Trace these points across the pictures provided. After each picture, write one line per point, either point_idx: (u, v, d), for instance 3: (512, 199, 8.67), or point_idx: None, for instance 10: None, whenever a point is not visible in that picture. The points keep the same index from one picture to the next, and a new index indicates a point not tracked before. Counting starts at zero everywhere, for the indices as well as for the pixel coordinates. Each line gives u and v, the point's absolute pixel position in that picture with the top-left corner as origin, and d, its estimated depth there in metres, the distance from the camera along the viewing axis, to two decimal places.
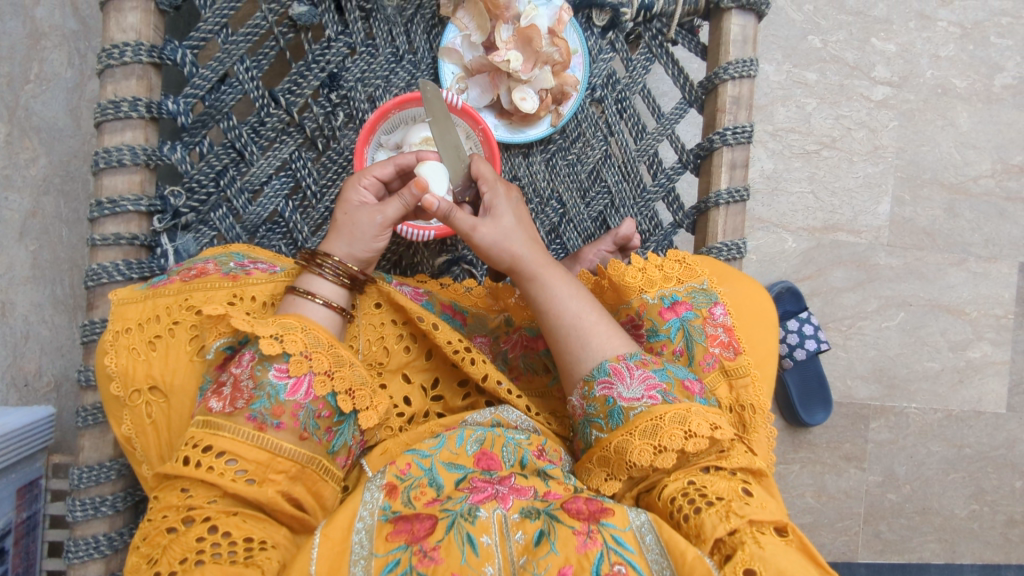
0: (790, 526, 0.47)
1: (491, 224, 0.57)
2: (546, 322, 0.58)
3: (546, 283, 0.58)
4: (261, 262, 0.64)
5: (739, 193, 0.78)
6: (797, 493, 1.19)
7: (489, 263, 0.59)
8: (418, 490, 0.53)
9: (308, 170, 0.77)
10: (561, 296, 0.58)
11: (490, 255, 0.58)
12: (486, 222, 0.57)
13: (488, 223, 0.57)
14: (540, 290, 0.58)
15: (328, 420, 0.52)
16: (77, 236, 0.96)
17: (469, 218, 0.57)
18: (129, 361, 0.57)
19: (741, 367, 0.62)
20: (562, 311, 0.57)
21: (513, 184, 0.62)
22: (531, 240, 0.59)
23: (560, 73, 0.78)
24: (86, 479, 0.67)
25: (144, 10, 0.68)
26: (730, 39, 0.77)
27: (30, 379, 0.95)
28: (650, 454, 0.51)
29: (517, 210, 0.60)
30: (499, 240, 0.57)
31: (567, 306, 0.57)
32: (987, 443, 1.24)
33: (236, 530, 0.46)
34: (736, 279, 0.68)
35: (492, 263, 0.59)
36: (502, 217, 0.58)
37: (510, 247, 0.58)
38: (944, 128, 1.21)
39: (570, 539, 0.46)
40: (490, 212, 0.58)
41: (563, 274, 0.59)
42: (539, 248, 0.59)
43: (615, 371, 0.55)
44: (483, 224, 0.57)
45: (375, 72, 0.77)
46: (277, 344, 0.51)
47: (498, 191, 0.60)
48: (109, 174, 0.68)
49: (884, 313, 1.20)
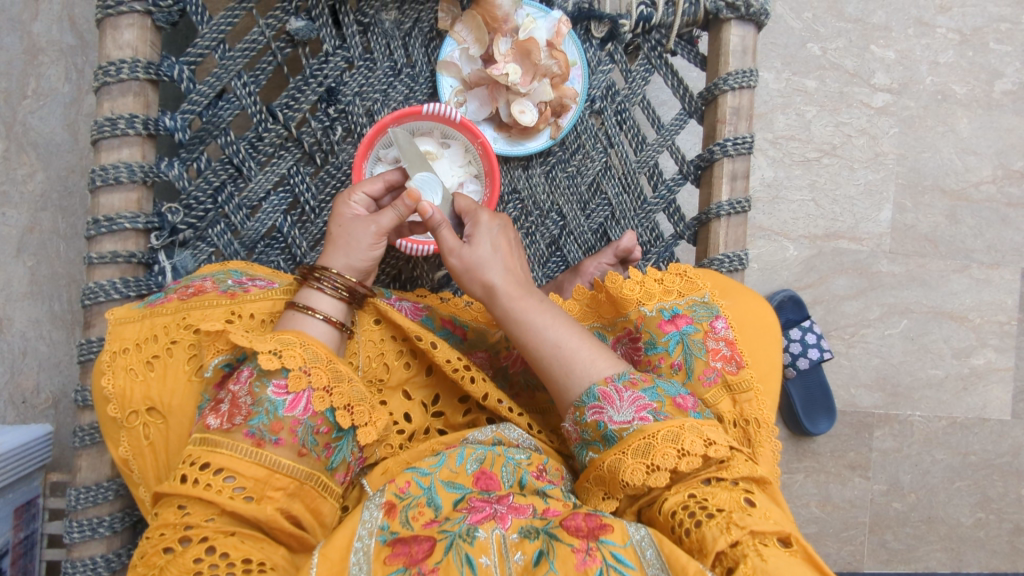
0: (794, 536, 0.46)
1: (468, 251, 0.57)
2: (527, 351, 0.56)
3: (521, 314, 0.56)
4: (259, 279, 0.63)
5: (740, 204, 0.77)
6: (802, 503, 1.18)
7: (467, 292, 0.59)
8: (417, 509, 0.52)
9: (306, 185, 0.76)
10: (539, 325, 0.56)
11: (467, 282, 0.58)
12: (464, 248, 0.57)
13: (464, 250, 0.57)
14: (518, 320, 0.56)
15: (327, 436, 0.51)
16: (74, 251, 0.96)
17: (450, 240, 0.57)
18: (127, 382, 0.57)
19: (744, 381, 0.61)
20: (542, 341, 0.56)
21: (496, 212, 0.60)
22: (509, 269, 0.58)
23: (559, 85, 0.77)
24: (84, 500, 0.66)
25: (141, 27, 0.67)
26: (730, 50, 0.77)
27: (29, 396, 0.94)
28: (644, 473, 0.50)
29: (497, 237, 0.59)
30: (474, 267, 0.57)
31: (548, 335, 0.56)
32: (992, 450, 1.23)
33: (234, 551, 0.45)
34: (737, 292, 0.67)
35: (470, 292, 0.59)
36: (480, 245, 0.58)
37: (483, 275, 0.57)
38: (944, 134, 1.21)
39: (569, 557, 0.45)
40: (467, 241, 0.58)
41: (543, 303, 0.57)
42: (516, 277, 0.57)
43: (605, 396, 0.53)
44: (460, 249, 0.57)
45: (374, 85, 0.77)
46: (276, 359, 0.50)
47: (477, 220, 0.59)
48: (107, 192, 0.67)
49: (887, 320, 1.20)
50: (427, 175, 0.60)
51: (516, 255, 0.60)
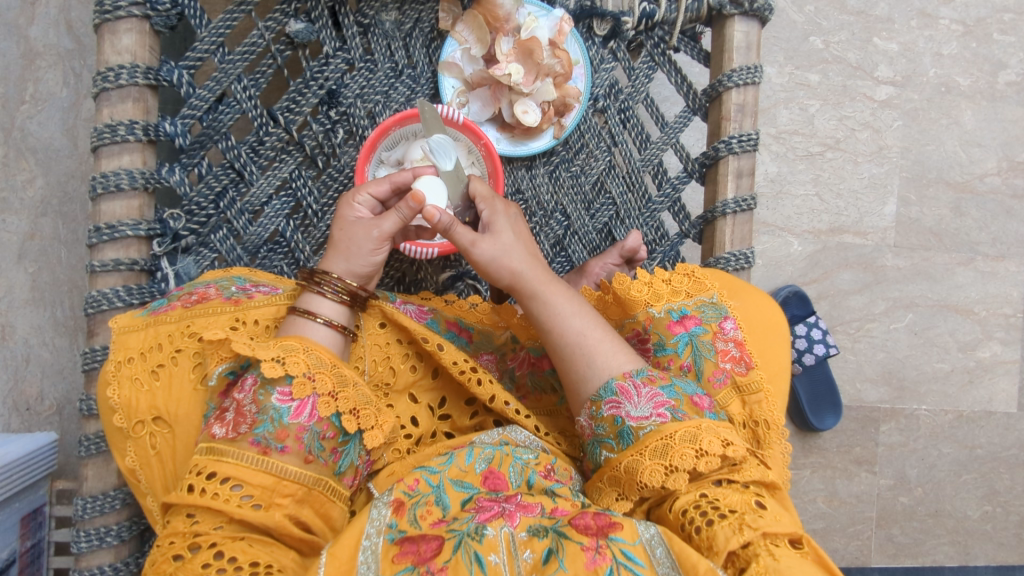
0: (805, 538, 0.46)
1: (493, 239, 0.56)
2: (552, 340, 0.56)
3: (548, 299, 0.56)
4: (263, 285, 0.63)
5: (746, 202, 0.77)
6: (809, 498, 1.18)
7: (489, 280, 0.57)
8: (425, 508, 0.51)
9: (308, 189, 0.76)
10: (565, 314, 0.56)
11: (492, 271, 0.56)
12: (486, 238, 0.56)
13: (486, 239, 0.56)
14: (542, 306, 0.56)
15: (334, 440, 0.51)
16: (76, 257, 0.95)
17: (469, 233, 0.55)
18: (132, 392, 0.56)
19: (754, 382, 0.60)
20: (565, 330, 0.56)
21: (511, 200, 0.60)
22: (531, 257, 0.58)
23: (562, 84, 0.76)
24: (90, 509, 0.66)
25: (140, 32, 0.67)
26: (734, 46, 0.76)
27: (32, 403, 0.94)
28: (661, 474, 0.50)
29: (517, 225, 0.59)
30: (497, 257, 0.56)
31: (572, 323, 0.56)
32: (999, 443, 1.23)
33: (242, 555, 0.45)
34: (747, 293, 0.67)
35: (492, 280, 0.57)
36: (502, 233, 0.57)
37: (509, 263, 0.56)
38: (949, 127, 1.20)
39: (578, 555, 0.44)
40: (490, 229, 0.57)
41: (565, 291, 0.57)
42: (538, 263, 0.57)
43: (622, 391, 0.53)
44: (481, 240, 0.56)
45: (375, 87, 0.76)
46: (279, 366, 0.50)
47: (496, 207, 0.58)
48: (107, 199, 0.67)
49: (893, 314, 1.19)
50: (441, 138, 0.58)
51: (534, 243, 0.60)
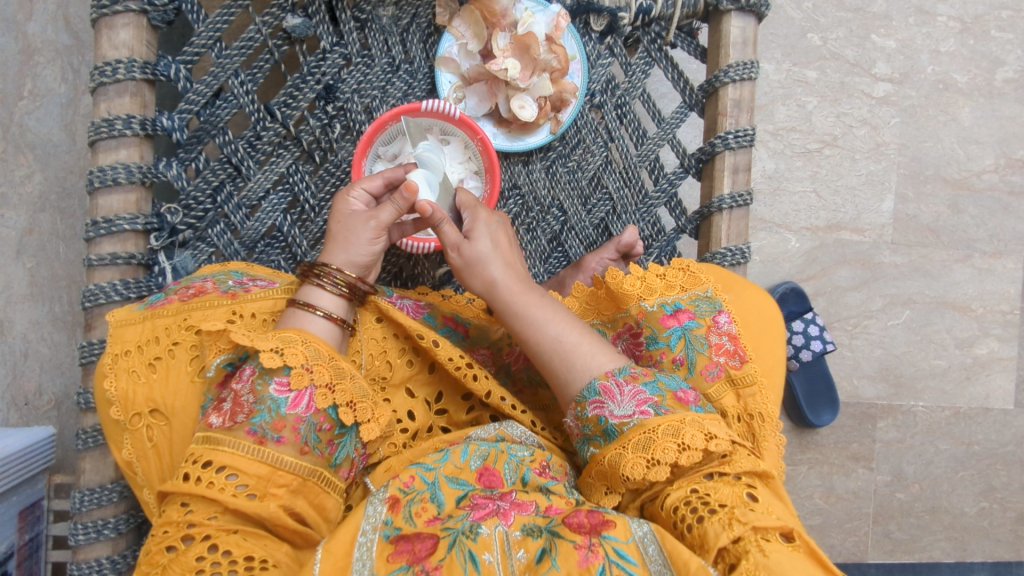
0: (796, 531, 0.46)
1: (469, 248, 0.58)
2: (529, 347, 0.57)
3: (523, 307, 0.57)
4: (260, 279, 0.63)
5: (742, 197, 0.77)
6: (805, 494, 1.18)
7: (470, 289, 0.59)
8: (420, 505, 0.51)
9: (305, 184, 0.76)
10: (540, 320, 0.56)
11: (469, 278, 0.59)
12: (464, 246, 0.58)
13: (464, 246, 0.58)
14: (519, 314, 0.57)
15: (330, 432, 0.51)
16: (74, 252, 0.95)
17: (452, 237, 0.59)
18: (129, 384, 0.57)
19: (748, 376, 0.60)
20: (542, 337, 0.56)
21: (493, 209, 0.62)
22: (508, 265, 0.59)
23: (558, 79, 0.77)
24: (88, 502, 0.66)
25: (137, 27, 0.67)
26: (730, 42, 0.76)
27: (30, 398, 0.94)
28: (644, 468, 0.50)
29: (496, 233, 0.60)
30: (475, 264, 0.58)
31: (548, 329, 0.56)
32: (996, 440, 1.23)
33: (237, 548, 0.45)
34: (742, 287, 0.67)
35: (472, 290, 0.59)
36: (478, 241, 0.58)
37: (485, 272, 0.58)
38: (946, 123, 1.20)
39: (571, 554, 0.45)
40: (468, 237, 0.59)
41: (542, 298, 0.58)
42: (515, 271, 0.58)
43: (605, 390, 0.53)
44: (460, 245, 0.58)
45: (371, 82, 0.77)
46: (278, 357, 0.50)
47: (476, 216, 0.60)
48: (105, 193, 0.67)
49: (890, 311, 1.19)
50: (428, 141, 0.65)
51: (515, 252, 0.61)
